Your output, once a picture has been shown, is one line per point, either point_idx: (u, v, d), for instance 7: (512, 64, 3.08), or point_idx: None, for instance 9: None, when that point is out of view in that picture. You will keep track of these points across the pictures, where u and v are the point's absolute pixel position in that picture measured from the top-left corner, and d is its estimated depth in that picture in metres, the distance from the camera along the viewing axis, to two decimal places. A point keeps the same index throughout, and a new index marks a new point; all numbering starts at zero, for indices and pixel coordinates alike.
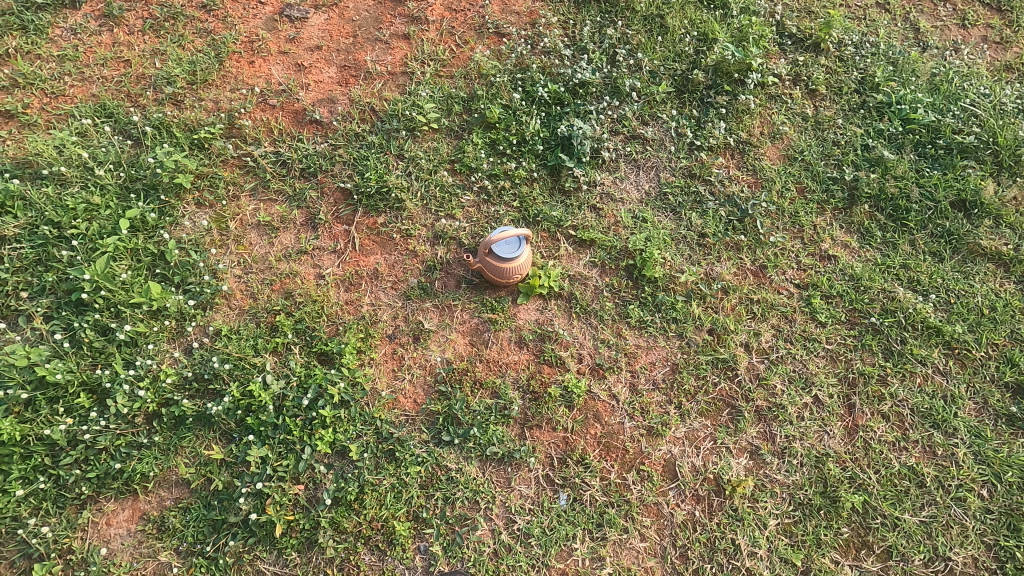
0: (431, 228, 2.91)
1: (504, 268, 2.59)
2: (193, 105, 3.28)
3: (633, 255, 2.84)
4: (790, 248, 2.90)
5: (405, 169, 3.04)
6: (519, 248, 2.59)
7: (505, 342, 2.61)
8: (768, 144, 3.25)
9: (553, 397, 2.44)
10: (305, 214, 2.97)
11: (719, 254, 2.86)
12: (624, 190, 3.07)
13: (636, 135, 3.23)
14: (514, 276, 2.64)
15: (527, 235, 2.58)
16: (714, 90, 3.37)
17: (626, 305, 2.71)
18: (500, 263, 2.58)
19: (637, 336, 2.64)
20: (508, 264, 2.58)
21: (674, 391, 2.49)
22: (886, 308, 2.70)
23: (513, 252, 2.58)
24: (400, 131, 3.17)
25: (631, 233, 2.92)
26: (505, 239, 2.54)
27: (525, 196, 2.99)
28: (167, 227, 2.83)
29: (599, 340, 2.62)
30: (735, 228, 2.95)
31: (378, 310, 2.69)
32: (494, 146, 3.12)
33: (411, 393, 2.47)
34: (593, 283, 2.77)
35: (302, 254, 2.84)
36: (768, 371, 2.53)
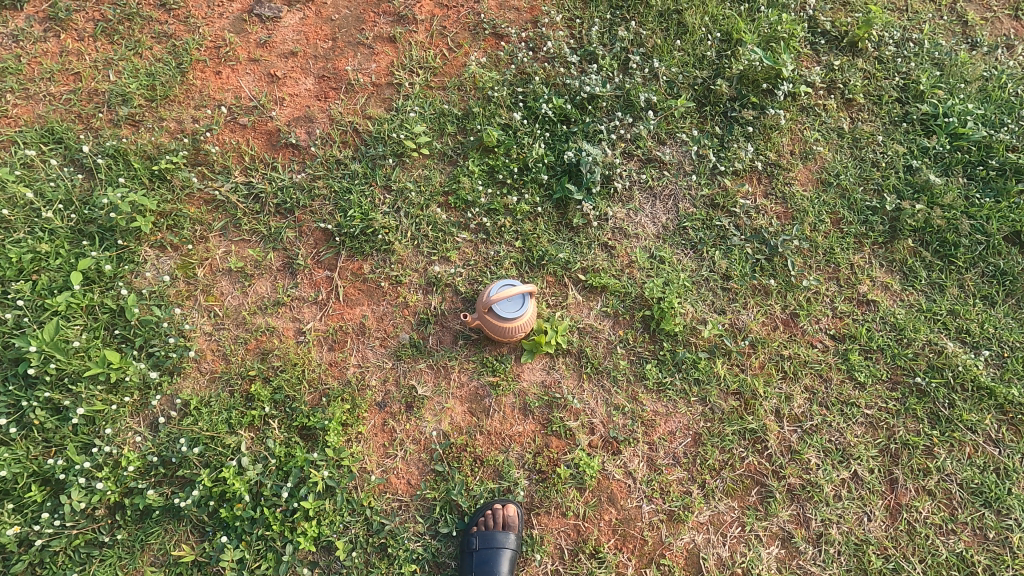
0: (424, 273, 2.60)
1: (507, 326, 2.31)
2: (152, 127, 2.91)
3: (650, 303, 2.53)
4: (824, 291, 2.59)
5: (392, 204, 2.70)
6: (523, 302, 2.31)
7: (508, 410, 2.36)
8: (799, 166, 2.89)
9: (562, 478, 2.21)
10: (282, 258, 2.64)
11: (745, 301, 2.56)
12: (639, 224, 2.74)
13: (652, 158, 2.87)
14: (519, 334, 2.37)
15: (531, 287, 2.31)
16: (739, 102, 2.97)
17: (643, 363, 2.43)
18: (501, 322, 2.30)
19: (654, 400, 2.38)
20: (511, 322, 2.30)
21: (697, 468, 2.25)
22: (933, 364, 2.42)
23: (517, 308, 2.30)
24: (387, 158, 2.81)
25: (648, 276, 2.61)
26: (504, 297, 2.25)
27: (528, 234, 2.66)
28: (126, 278, 2.50)
29: (612, 406, 2.36)
30: (764, 269, 2.64)
31: (366, 373, 2.41)
32: (493, 174, 2.77)
33: (404, 473, 2.23)
34: (605, 337, 2.49)
35: (279, 306, 2.54)
36: (801, 443, 2.28)
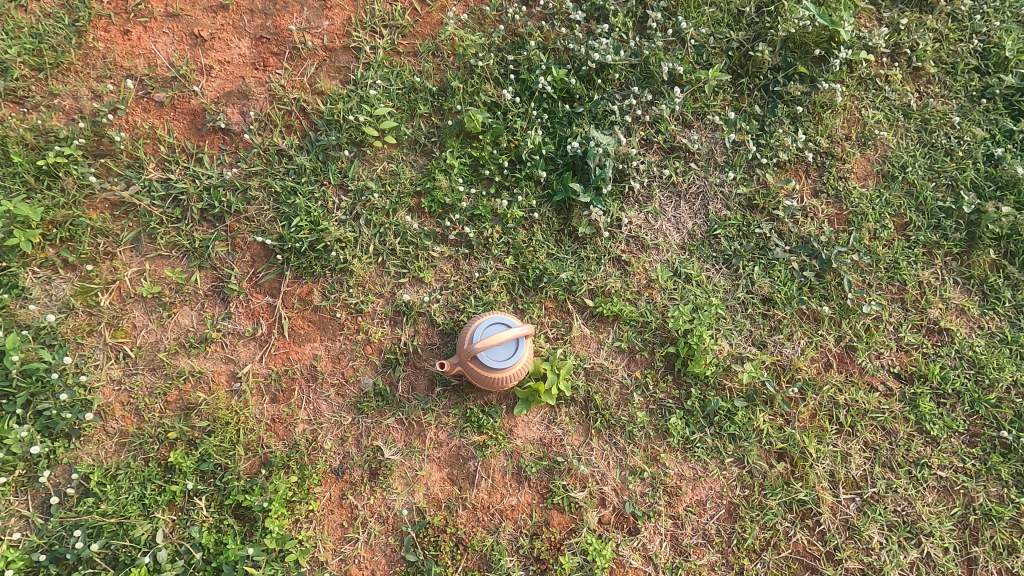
0: (391, 299, 2.07)
1: (494, 375, 1.81)
2: (41, 108, 2.23)
3: (674, 337, 2.03)
4: (888, 317, 2.10)
5: (349, 210, 2.13)
6: (516, 345, 1.81)
7: (498, 477, 1.89)
8: (856, 155, 2.33)
9: (567, 569, 1.78)
10: (210, 280, 2.08)
11: (791, 332, 2.07)
12: (659, 232, 2.21)
13: (676, 147, 2.30)
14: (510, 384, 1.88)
15: (526, 326, 1.83)
16: (784, 73, 2.37)
17: (666, 415, 1.96)
18: (486, 369, 1.80)
19: (679, 462, 1.92)
20: (499, 370, 1.80)
21: (733, 550, 1.83)
22: (1020, 412, 1.97)
23: (509, 351, 1.81)
24: (342, 148, 2.21)
25: (671, 300, 2.09)
26: (489, 345, 1.73)
27: (522, 247, 2.12)
28: (6, 311, 1.96)
29: (628, 471, 1.90)
30: (814, 290, 2.12)
31: (318, 431, 1.93)
32: (476, 168, 2.20)
33: (368, 563, 1.82)
34: (618, 381, 2.00)
35: (207, 344, 2.01)
36: (862, 518, 1.85)
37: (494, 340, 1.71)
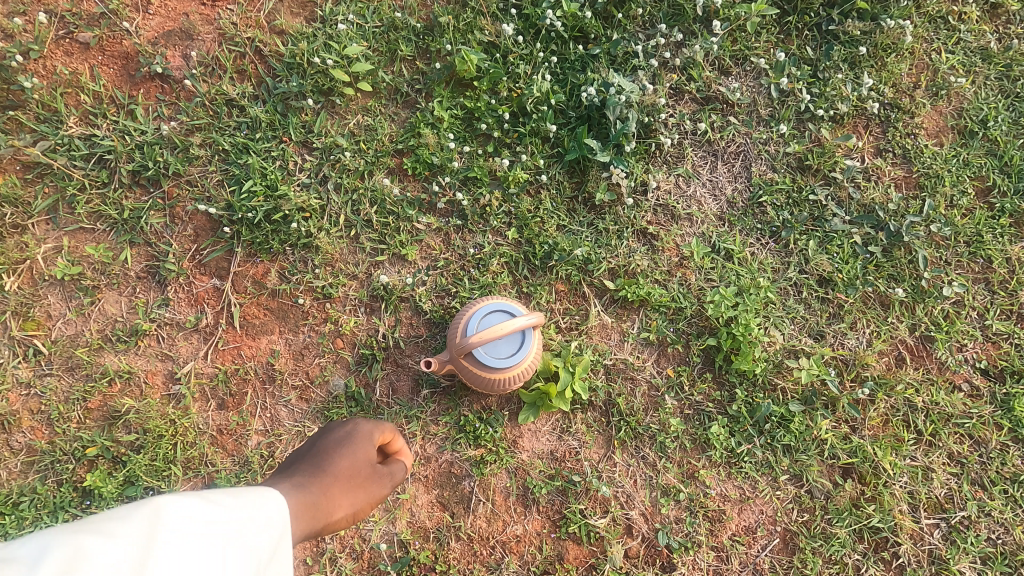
0: (367, 282, 1.69)
1: (493, 375, 1.45)
2: None
3: (714, 326, 1.66)
4: (972, 302, 1.73)
5: (315, 173, 1.74)
6: (522, 337, 1.46)
7: (500, 500, 1.53)
8: (928, 107, 1.93)
9: None
10: (143, 259, 1.69)
11: (854, 320, 1.71)
12: (692, 200, 1.82)
13: (712, 96, 1.89)
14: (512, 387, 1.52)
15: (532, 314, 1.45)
16: (841, 8, 1.93)
17: (706, 422, 1.59)
18: (484, 367, 1.44)
19: (722, 480, 1.56)
20: (500, 369, 1.44)
21: None
22: None
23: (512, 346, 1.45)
24: (305, 97, 1.79)
25: (709, 282, 1.72)
26: (482, 341, 1.38)
27: (526, 217, 1.73)
28: None
29: (660, 491, 1.54)
30: (881, 269, 1.75)
31: (276, 444, 1.59)
32: (470, 122, 1.80)
33: None
34: (646, 380, 1.63)
35: (138, 338, 1.63)
36: (949, 548, 1.50)
37: (495, 329, 1.36)
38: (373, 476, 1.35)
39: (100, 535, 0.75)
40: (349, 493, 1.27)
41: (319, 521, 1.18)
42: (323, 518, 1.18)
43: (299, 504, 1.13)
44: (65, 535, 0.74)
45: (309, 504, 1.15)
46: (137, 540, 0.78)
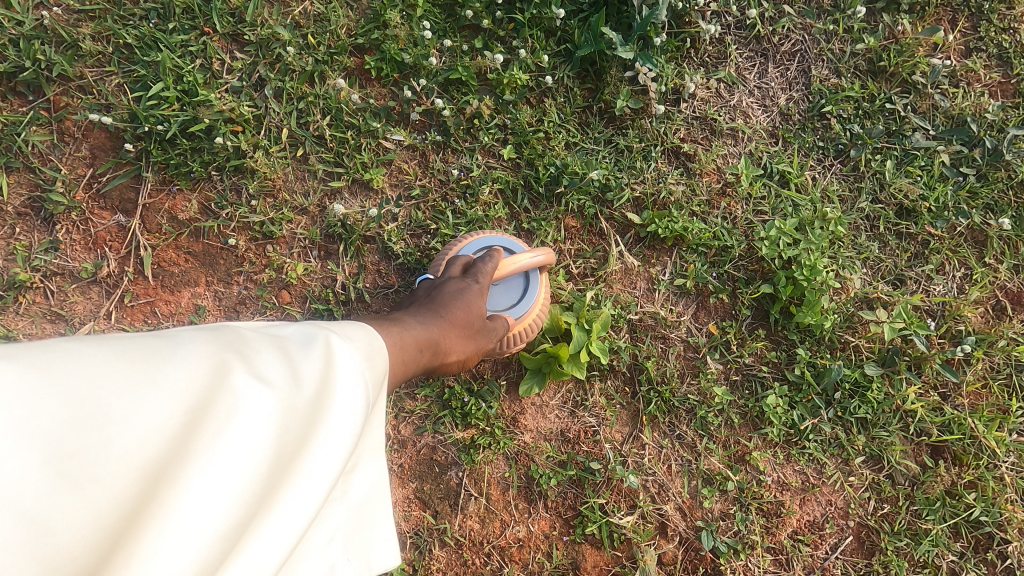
0: (320, 218, 1.30)
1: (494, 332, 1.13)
2: None
3: (768, 270, 1.29)
4: None
5: (248, 76, 1.32)
6: (525, 283, 1.17)
7: (497, 495, 1.18)
8: None
9: None
10: (24, 189, 1.28)
11: (941, 261, 1.35)
12: (737, 111, 1.43)
13: None
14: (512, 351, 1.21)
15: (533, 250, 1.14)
16: None
17: (759, 392, 1.24)
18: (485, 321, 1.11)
19: (780, 464, 1.22)
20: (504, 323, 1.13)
21: None
22: None
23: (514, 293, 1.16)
24: None
25: (758, 215, 1.35)
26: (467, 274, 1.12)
27: (526, 132, 1.33)
28: None
29: (701, 480, 1.20)
30: (976, 197, 1.38)
31: None
32: (451, 9, 1.37)
33: None
34: (681, 340, 1.27)
35: (20, 292, 1.24)
36: None
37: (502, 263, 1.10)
38: (485, 325, 1.07)
39: (246, 364, 0.62)
40: (462, 340, 1.03)
41: (434, 363, 0.97)
42: (436, 359, 0.97)
43: (417, 337, 0.91)
44: (219, 350, 0.62)
45: (428, 339, 0.94)
46: (274, 379, 0.63)
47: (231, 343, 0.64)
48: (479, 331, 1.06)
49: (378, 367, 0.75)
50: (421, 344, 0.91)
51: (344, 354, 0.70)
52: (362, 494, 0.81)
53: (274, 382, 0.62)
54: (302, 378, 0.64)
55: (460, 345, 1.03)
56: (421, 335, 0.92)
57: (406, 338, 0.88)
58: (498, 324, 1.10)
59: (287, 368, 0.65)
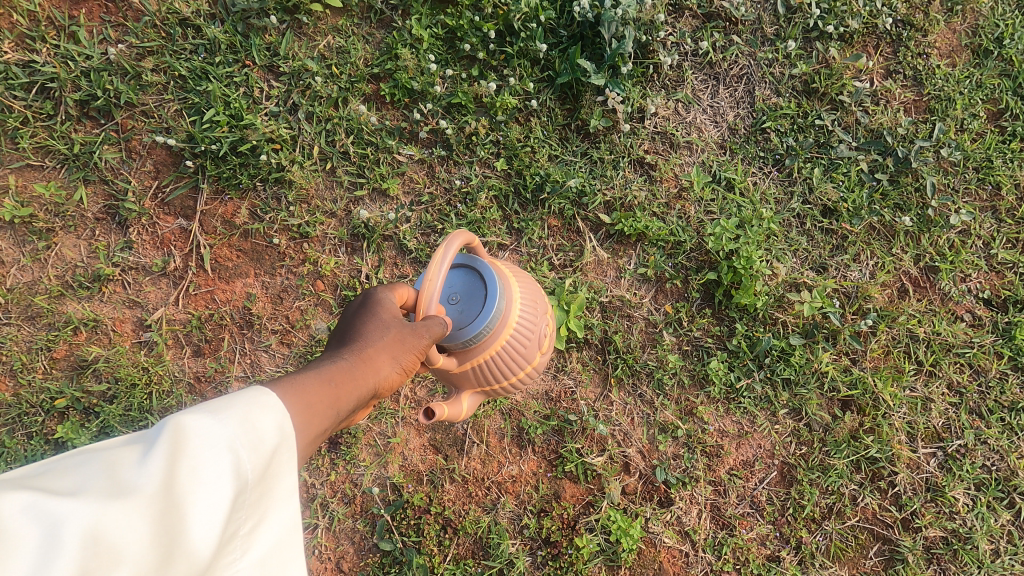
0: (347, 220, 1.58)
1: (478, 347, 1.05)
2: None
3: (714, 259, 1.58)
4: (978, 230, 1.67)
5: (284, 101, 1.59)
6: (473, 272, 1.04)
7: (495, 442, 1.48)
8: (941, 25, 1.81)
9: (584, 555, 1.39)
10: (101, 199, 1.56)
11: (858, 251, 1.64)
12: (692, 126, 1.71)
13: (714, 14, 1.74)
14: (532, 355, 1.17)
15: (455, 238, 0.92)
16: None
17: (705, 357, 1.54)
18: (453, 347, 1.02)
19: (721, 415, 1.52)
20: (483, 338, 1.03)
21: (788, 521, 1.46)
22: None
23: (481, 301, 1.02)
24: (269, 15, 1.61)
25: (709, 214, 1.63)
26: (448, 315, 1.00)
27: (516, 147, 1.61)
28: None
29: (656, 428, 1.50)
30: (887, 197, 1.67)
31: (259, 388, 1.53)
32: (452, 43, 1.64)
33: (332, 554, 1.43)
34: (643, 318, 1.56)
35: (102, 284, 1.52)
36: (945, 476, 1.49)
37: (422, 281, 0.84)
38: (421, 324, 0.83)
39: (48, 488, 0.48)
40: (392, 354, 0.80)
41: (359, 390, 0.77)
42: (369, 387, 0.77)
43: (319, 372, 0.72)
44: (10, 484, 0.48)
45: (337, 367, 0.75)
46: (93, 486, 0.49)
47: (42, 472, 0.51)
48: (421, 334, 0.83)
49: (255, 422, 0.59)
50: (309, 401, 0.67)
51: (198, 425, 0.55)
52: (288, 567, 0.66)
53: (91, 490, 0.49)
54: (131, 478, 0.50)
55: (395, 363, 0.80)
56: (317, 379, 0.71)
57: (301, 380, 0.69)
58: (442, 321, 0.87)
59: (112, 473, 0.51)
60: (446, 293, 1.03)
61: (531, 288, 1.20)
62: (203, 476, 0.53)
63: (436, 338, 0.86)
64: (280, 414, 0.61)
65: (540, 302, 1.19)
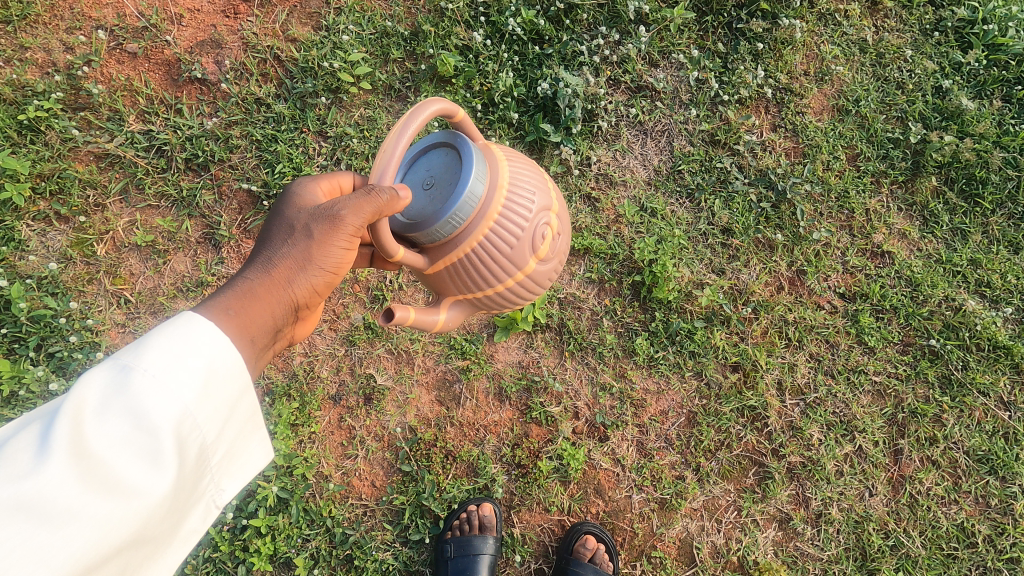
0: None
1: (445, 237, 1.17)
2: (34, 74, 2.24)
3: (640, 266, 2.18)
4: (835, 243, 2.28)
5: (330, 156, 2.22)
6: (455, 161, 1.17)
7: (482, 397, 2.08)
8: (814, 90, 2.44)
9: (544, 473, 1.99)
10: (200, 228, 2.19)
11: (748, 259, 2.24)
12: (627, 169, 2.33)
13: (643, 86, 2.38)
14: (515, 251, 1.24)
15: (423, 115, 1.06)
16: (746, 11, 2.43)
17: (633, 336, 2.14)
18: (420, 233, 1.15)
19: (644, 377, 2.12)
20: (454, 225, 1.15)
21: (691, 451, 2.05)
22: (947, 323, 2.19)
23: (451, 185, 1.14)
24: (319, 95, 2.26)
25: (638, 233, 2.23)
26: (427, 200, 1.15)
27: None
28: (6, 260, 2.07)
29: (598, 386, 2.10)
30: (769, 220, 2.28)
31: (315, 363, 2.05)
32: None
33: (367, 475, 1.99)
34: (589, 308, 2.16)
35: (203, 288, 2.14)
36: (804, 419, 2.08)
37: (380, 147, 1.04)
38: (334, 207, 1.13)
39: None
40: (314, 244, 1.15)
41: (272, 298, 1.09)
42: (278, 295, 1.10)
43: (228, 305, 1.00)
44: None
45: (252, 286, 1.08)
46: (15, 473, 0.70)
47: None
48: (337, 213, 1.12)
49: (146, 380, 0.78)
50: (237, 320, 0.98)
51: (98, 389, 0.76)
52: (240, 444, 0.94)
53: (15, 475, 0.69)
54: (44, 457, 0.71)
55: (320, 243, 1.15)
56: (241, 298, 1.03)
57: (219, 308, 0.98)
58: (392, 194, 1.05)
59: (31, 455, 0.72)
60: (425, 180, 1.17)
61: (524, 179, 1.26)
62: (122, 422, 0.76)
63: (382, 210, 1.04)
64: (186, 350, 0.83)
65: (530, 194, 1.25)
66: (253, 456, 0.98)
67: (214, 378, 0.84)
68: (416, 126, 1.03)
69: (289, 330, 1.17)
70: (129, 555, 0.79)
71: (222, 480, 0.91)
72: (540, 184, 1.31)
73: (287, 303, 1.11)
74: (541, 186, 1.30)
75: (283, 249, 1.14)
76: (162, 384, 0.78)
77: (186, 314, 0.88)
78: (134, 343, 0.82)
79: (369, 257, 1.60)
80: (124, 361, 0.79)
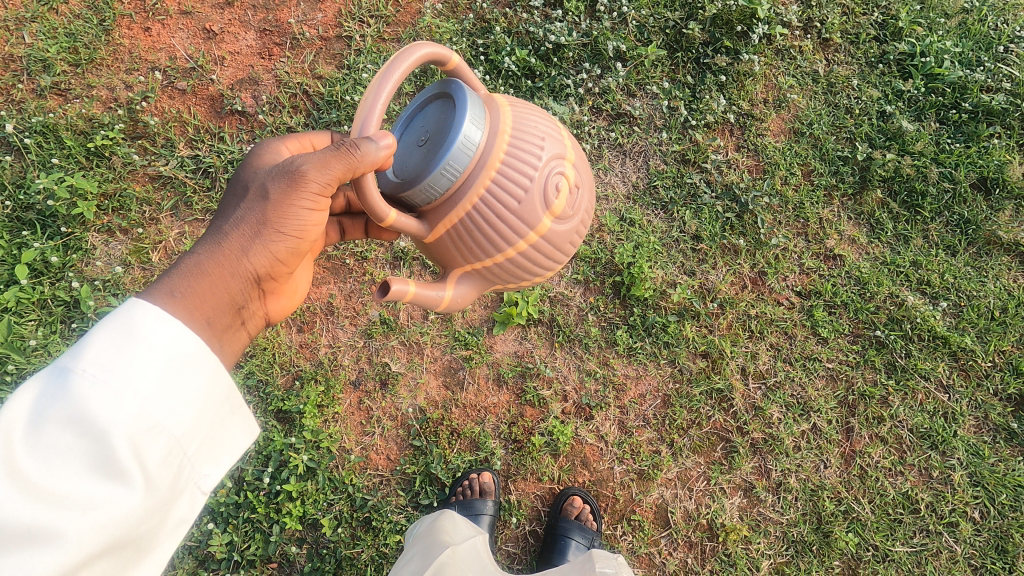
0: (390, 247, 2.45)
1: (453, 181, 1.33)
2: (99, 108, 2.62)
3: (620, 268, 2.50)
4: (792, 248, 2.60)
5: None
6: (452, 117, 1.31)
7: (482, 381, 2.38)
8: (772, 115, 2.78)
9: (537, 446, 2.29)
10: None
11: (715, 262, 2.56)
12: (608, 184, 2.67)
13: (622, 113, 2.74)
14: (532, 193, 1.40)
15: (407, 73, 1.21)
16: (712, 47, 2.78)
17: (614, 329, 2.45)
18: (418, 187, 1.32)
19: (625, 364, 2.42)
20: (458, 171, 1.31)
21: (666, 428, 2.34)
22: (892, 317, 2.49)
23: (448, 138, 1.30)
24: (342, 124, 2.63)
25: (618, 240, 2.56)
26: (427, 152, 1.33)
27: None
28: (75, 266, 2.41)
29: (585, 372, 2.40)
30: (734, 228, 2.61)
31: (338, 352, 2.37)
32: None
33: (383, 449, 2.29)
34: (576, 305, 2.47)
35: None
36: (765, 400, 2.38)
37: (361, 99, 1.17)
38: (293, 163, 1.29)
39: None
40: (276, 205, 1.30)
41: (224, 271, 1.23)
42: (232, 266, 1.24)
43: (181, 294, 1.11)
44: None
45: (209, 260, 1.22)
46: None
47: None
48: (300, 169, 1.29)
49: (80, 391, 0.83)
50: (182, 302, 1.09)
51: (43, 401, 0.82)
52: (220, 429, 0.98)
53: None
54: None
55: (279, 203, 1.30)
56: (195, 281, 1.16)
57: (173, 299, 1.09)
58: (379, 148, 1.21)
59: None
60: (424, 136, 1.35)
61: (537, 130, 1.43)
62: (65, 432, 0.81)
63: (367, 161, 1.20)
64: (123, 352, 0.87)
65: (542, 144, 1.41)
66: (239, 436, 1.03)
67: (159, 372, 0.88)
68: (394, 82, 1.16)
69: (253, 304, 1.30)
70: (117, 554, 0.85)
71: (203, 468, 0.96)
72: (548, 135, 1.46)
73: (242, 274, 1.26)
74: (553, 138, 1.46)
75: (240, 216, 1.30)
76: (102, 385, 0.84)
77: (126, 308, 0.91)
78: (75, 347, 0.87)
79: (362, 227, 1.94)
80: (65, 365, 0.84)
